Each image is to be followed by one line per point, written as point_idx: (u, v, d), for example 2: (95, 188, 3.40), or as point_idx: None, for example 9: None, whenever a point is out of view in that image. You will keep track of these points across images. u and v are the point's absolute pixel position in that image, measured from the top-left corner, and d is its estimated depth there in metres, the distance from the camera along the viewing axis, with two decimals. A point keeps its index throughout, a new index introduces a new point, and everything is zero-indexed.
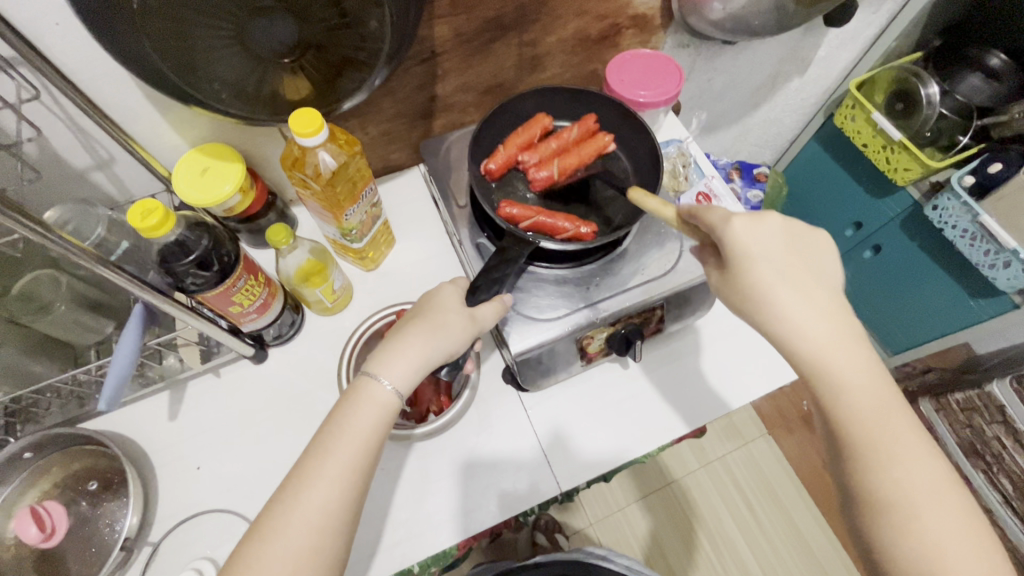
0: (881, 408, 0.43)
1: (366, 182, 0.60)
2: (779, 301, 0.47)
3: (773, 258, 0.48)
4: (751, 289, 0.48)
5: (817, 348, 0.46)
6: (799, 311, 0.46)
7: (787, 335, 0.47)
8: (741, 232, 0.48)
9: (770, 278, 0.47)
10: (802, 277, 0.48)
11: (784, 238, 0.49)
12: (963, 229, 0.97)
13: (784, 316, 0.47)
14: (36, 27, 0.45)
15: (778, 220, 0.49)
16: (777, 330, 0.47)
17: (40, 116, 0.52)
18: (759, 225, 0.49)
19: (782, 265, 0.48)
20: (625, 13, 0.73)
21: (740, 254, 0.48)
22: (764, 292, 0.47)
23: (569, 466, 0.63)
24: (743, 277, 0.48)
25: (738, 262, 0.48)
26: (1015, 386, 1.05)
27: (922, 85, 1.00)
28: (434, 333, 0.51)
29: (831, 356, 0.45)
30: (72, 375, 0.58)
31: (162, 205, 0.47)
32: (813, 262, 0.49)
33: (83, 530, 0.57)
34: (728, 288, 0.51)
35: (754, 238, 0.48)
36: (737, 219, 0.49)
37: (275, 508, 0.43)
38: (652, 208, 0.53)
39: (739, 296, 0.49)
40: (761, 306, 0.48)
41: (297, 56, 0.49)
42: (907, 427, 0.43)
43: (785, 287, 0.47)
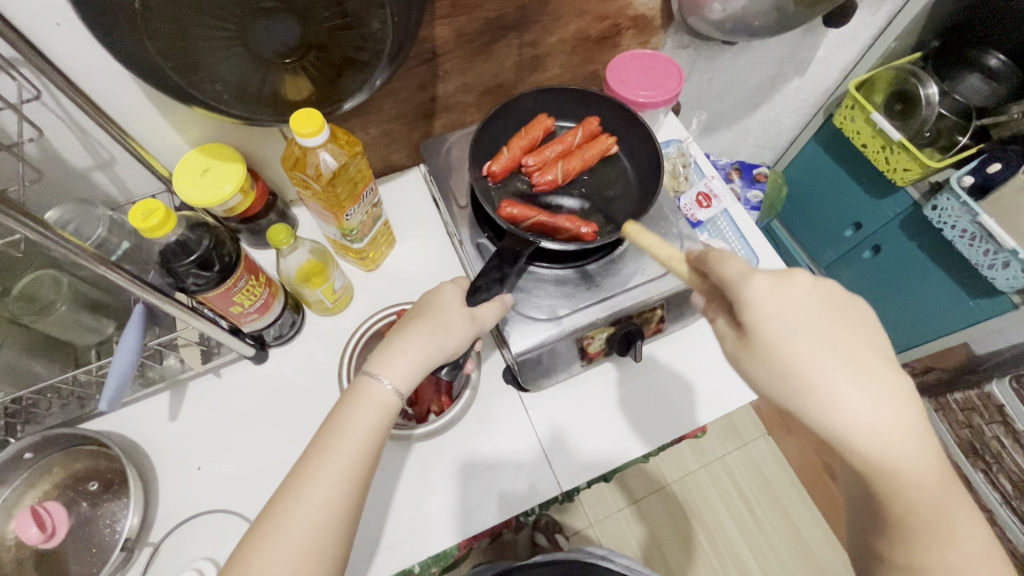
0: (938, 488, 0.39)
1: (366, 182, 0.61)
2: (837, 391, 0.37)
3: (817, 332, 0.38)
4: (797, 376, 0.38)
5: (884, 446, 0.37)
6: (862, 404, 0.37)
7: (848, 435, 0.37)
8: (771, 301, 0.39)
9: (816, 362, 0.37)
10: (852, 351, 0.38)
11: (819, 301, 0.40)
12: (963, 229, 0.97)
13: (846, 412, 0.37)
14: (38, 27, 0.45)
15: (807, 278, 0.40)
16: (835, 428, 0.37)
17: (41, 116, 0.52)
18: (787, 286, 0.39)
19: (828, 340, 0.38)
20: (625, 13, 0.73)
21: (776, 331, 0.38)
22: (815, 382, 0.37)
23: (569, 467, 0.63)
24: (781, 359, 0.38)
25: (775, 339, 0.39)
26: (1014, 387, 1.05)
27: (920, 86, 1.01)
28: (434, 332, 0.51)
29: (898, 452, 0.37)
30: (73, 375, 0.58)
31: (164, 205, 0.47)
32: (858, 329, 0.39)
33: (84, 531, 0.57)
34: (759, 367, 0.40)
35: (786, 306, 0.39)
36: (758, 276, 0.40)
37: (276, 507, 0.43)
38: (651, 249, 0.46)
39: (778, 383, 0.39)
40: (818, 400, 0.37)
41: (299, 56, 0.49)
42: (949, 490, 0.41)
43: (838, 369, 0.37)
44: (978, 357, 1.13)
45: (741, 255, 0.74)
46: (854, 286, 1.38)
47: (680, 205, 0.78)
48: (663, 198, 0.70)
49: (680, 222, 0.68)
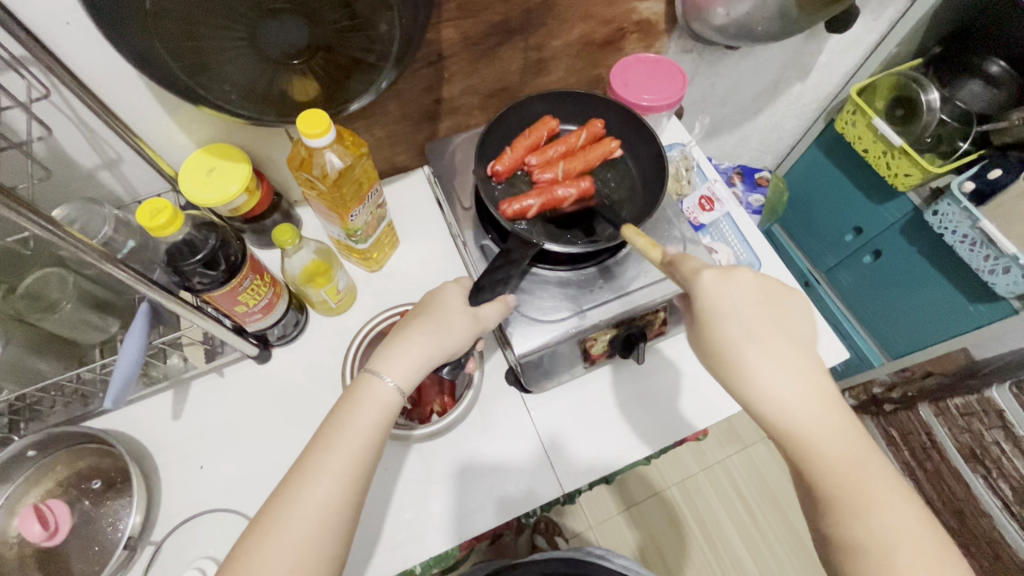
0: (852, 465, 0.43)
1: (372, 183, 0.61)
2: (747, 359, 0.46)
3: (738, 314, 0.47)
4: (718, 346, 0.48)
5: (785, 407, 0.45)
6: (765, 370, 0.46)
7: (752, 394, 0.46)
8: (711, 287, 0.48)
9: (734, 335, 0.47)
10: (770, 333, 0.47)
11: (754, 293, 0.48)
12: (963, 235, 0.98)
13: (752, 374, 0.46)
14: (48, 26, 0.46)
15: (749, 277, 0.49)
16: (743, 388, 0.46)
17: (50, 115, 0.53)
18: (728, 281, 0.49)
19: (749, 322, 0.47)
20: (630, 18, 0.73)
21: (707, 310, 0.49)
22: (732, 353, 0.47)
23: (570, 468, 0.63)
24: (712, 337, 0.48)
25: (705, 318, 0.49)
26: (1014, 392, 1.05)
27: (922, 92, 1.03)
28: (438, 332, 0.51)
29: (796, 411, 0.44)
30: (77, 374, 0.58)
31: (171, 203, 0.47)
32: (785, 322, 0.48)
33: (87, 530, 0.57)
34: (700, 346, 0.51)
35: (724, 294, 0.48)
36: (707, 272, 0.49)
37: (278, 502, 0.43)
38: (640, 245, 0.54)
39: (709, 354, 0.49)
40: (730, 365, 0.47)
41: (306, 58, 0.50)
42: (879, 473, 0.43)
43: (749, 343, 0.47)
44: (977, 362, 1.12)
45: (744, 258, 0.74)
46: (854, 291, 1.38)
47: (683, 209, 0.78)
48: (667, 202, 0.70)
49: (684, 225, 0.68)
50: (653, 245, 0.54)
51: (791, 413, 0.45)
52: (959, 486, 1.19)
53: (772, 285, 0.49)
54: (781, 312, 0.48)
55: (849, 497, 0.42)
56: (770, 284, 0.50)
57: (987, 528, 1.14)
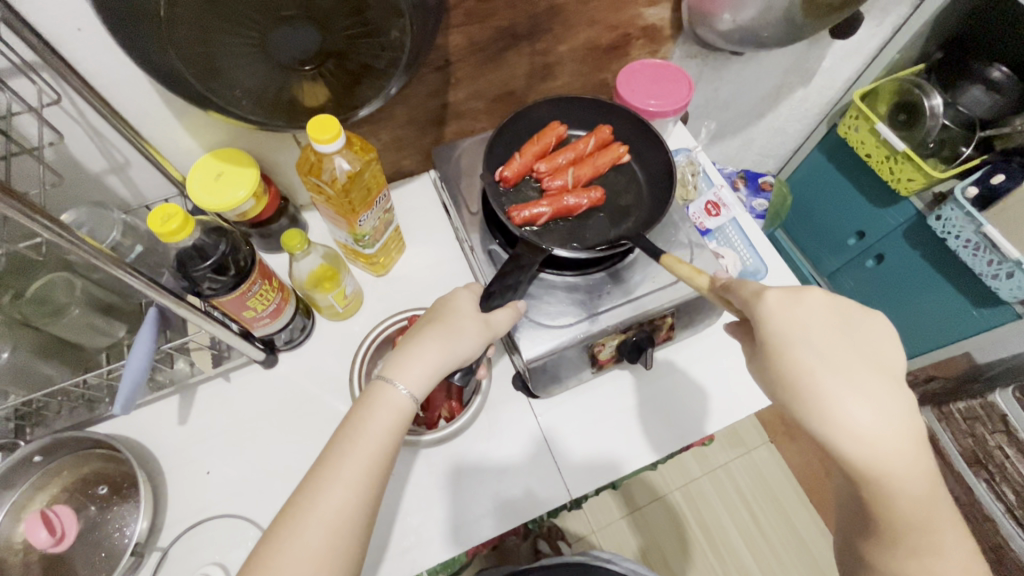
0: (925, 500, 0.42)
1: (380, 189, 0.61)
2: (835, 398, 0.41)
3: (818, 344, 0.43)
4: (795, 379, 0.43)
5: (879, 453, 0.41)
6: (855, 410, 0.41)
7: (837, 435, 0.42)
8: (781, 313, 0.45)
9: (813, 365, 0.43)
10: (854, 364, 0.42)
11: (828, 319, 0.44)
12: (966, 240, 0.98)
13: (838, 413, 0.41)
14: (59, 32, 0.46)
15: (820, 299, 0.45)
16: (827, 428, 0.42)
17: (59, 120, 0.53)
18: (798, 305, 0.45)
19: (829, 352, 0.43)
20: (635, 23, 0.74)
21: (782, 338, 0.44)
22: (812, 386, 0.42)
23: (577, 473, 0.63)
24: (785, 368, 0.44)
25: (778, 346, 0.44)
26: (1017, 396, 1.06)
27: (925, 97, 1.04)
28: (449, 339, 0.51)
29: (889, 457, 0.41)
30: (84, 379, 0.58)
31: (182, 208, 0.47)
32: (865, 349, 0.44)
33: (92, 536, 0.56)
34: (765, 373, 0.46)
35: (797, 321, 0.44)
36: (771, 293, 0.46)
37: (292, 511, 0.43)
38: (684, 274, 0.52)
39: (780, 385, 0.44)
40: (813, 401, 0.42)
41: (317, 63, 0.49)
42: (942, 510, 0.43)
43: (836, 378, 0.42)
44: (979, 366, 1.13)
45: (749, 263, 0.74)
46: (856, 295, 1.39)
47: (688, 213, 0.78)
48: (673, 207, 0.70)
49: (690, 229, 0.68)
50: (699, 273, 0.52)
51: (883, 458, 0.41)
52: (961, 492, 1.18)
53: (845, 309, 0.45)
54: (858, 338, 0.44)
55: (912, 535, 0.42)
56: (842, 307, 0.46)
57: (988, 534, 1.13)
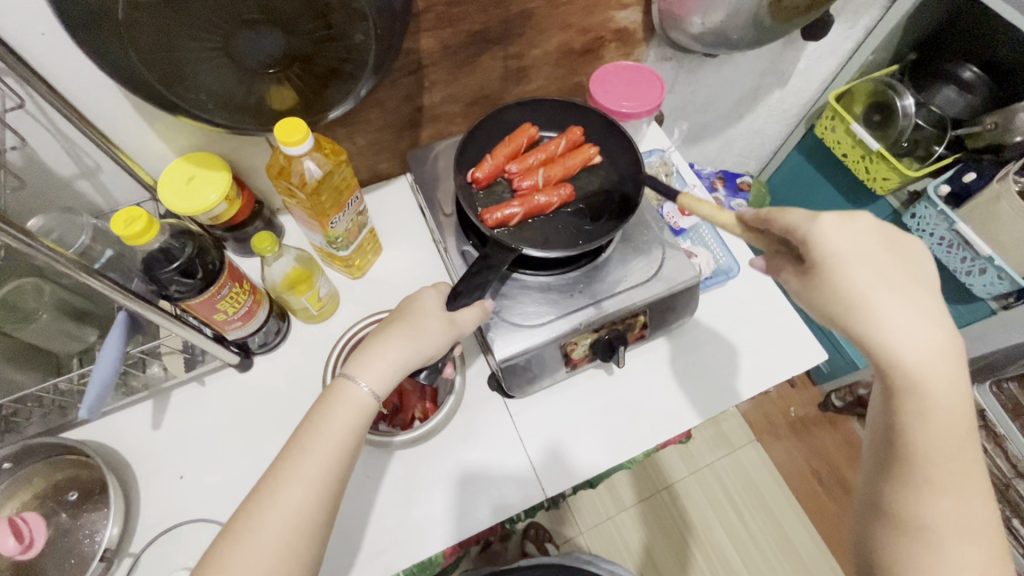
0: (957, 438, 0.39)
1: (351, 191, 0.61)
2: (884, 313, 0.39)
3: (873, 264, 0.40)
4: (849, 295, 0.40)
5: (927, 376, 0.38)
6: (907, 327, 0.38)
7: (886, 352, 0.39)
8: (835, 232, 0.41)
9: (863, 283, 0.39)
10: (907, 283, 0.40)
11: (881, 243, 0.41)
12: (940, 237, 1.00)
13: (885, 329, 0.39)
14: (23, 37, 0.46)
15: (872, 222, 0.41)
16: (876, 344, 0.39)
17: (26, 125, 0.53)
18: (852, 226, 0.41)
19: (883, 271, 0.40)
20: (608, 27, 0.75)
21: (834, 256, 0.40)
22: (863, 301, 0.39)
23: (554, 472, 0.63)
24: (834, 284, 0.40)
25: (828, 264, 0.41)
26: (994, 391, 1.09)
27: (898, 97, 1.04)
28: (414, 338, 0.51)
29: (933, 381, 0.38)
30: (55, 384, 0.58)
31: (147, 212, 0.47)
32: (918, 272, 0.41)
33: (62, 543, 0.56)
34: (809, 294, 0.43)
35: (851, 240, 0.40)
36: (825, 215, 0.41)
37: (249, 510, 0.43)
38: (705, 213, 0.48)
39: (828, 300, 0.41)
40: (865, 316, 0.39)
41: (282, 67, 0.50)
42: (971, 458, 0.40)
43: (888, 293, 0.39)
44: None
45: (723, 263, 0.76)
46: None
47: (663, 214, 0.79)
48: (645, 207, 0.71)
49: (662, 230, 0.69)
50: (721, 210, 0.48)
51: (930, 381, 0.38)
52: None
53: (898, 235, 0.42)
54: (912, 263, 0.41)
55: (938, 480, 0.39)
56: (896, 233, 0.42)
57: None
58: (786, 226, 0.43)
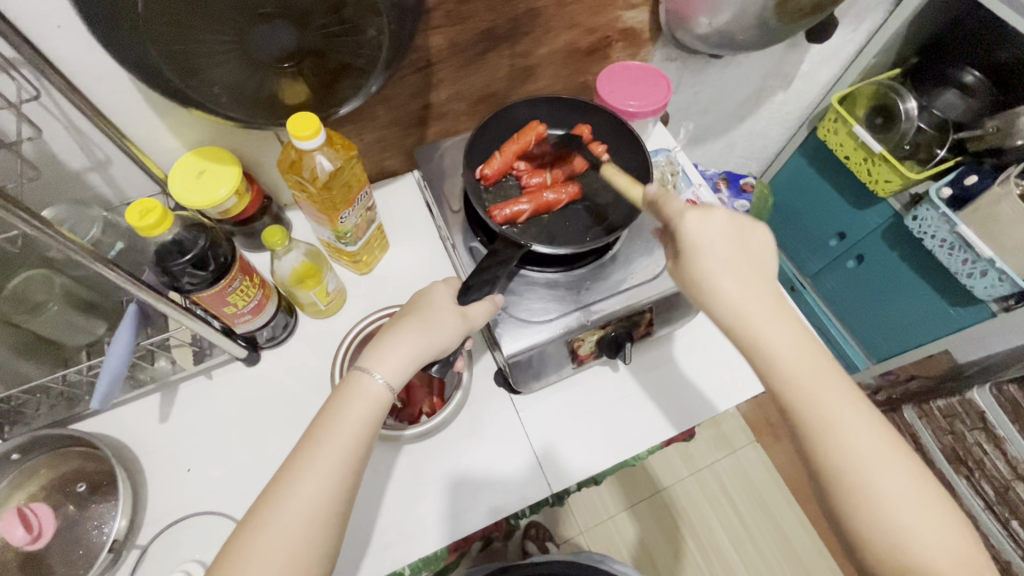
0: (818, 381, 0.47)
1: (361, 186, 0.62)
2: (727, 291, 0.50)
3: (718, 251, 0.50)
4: (699, 278, 0.51)
5: (764, 334, 0.48)
6: (741, 299, 0.49)
7: (727, 319, 0.50)
8: (692, 226, 0.51)
9: (711, 268, 0.50)
10: (743, 263, 0.51)
11: (726, 231, 0.51)
12: (942, 239, 1.00)
13: (729, 303, 0.50)
14: (38, 29, 0.46)
15: (726, 217, 0.52)
16: (720, 314, 0.50)
17: (40, 116, 0.53)
18: (708, 221, 0.51)
19: (727, 256, 0.50)
20: (614, 26, 0.75)
21: (689, 247, 0.51)
22: (709, 282, 0.50)
23: (560, 468, 0.63)
24: (691, 274, 0.52)
25: (687, 255, 0.52)
26: (995, 394, 1.09)
27: (901, 100, 1.06)
28: (425, 331, 0.51)
29: (767, 335, 0.48)
30: (64, 375, 0.58)
31: (162, 204, 0.47)
32: (751, 253, 0.52)
33: (70, 534, 0.56)
34: (681, 285, 0.54)
35: (703, 233, 0.51)
36: (688, 212, 0.52)
37: (266, 501, 0.43)
38: (620, 184, 0.57)
39: (688, 285, 0.52)
40: (708, 293, 0.50)
41: (297, 61, 0.50)
42: (842, 394, 0.46)
43: (728, 275, 0.50)
44: (960, 366, 1.14)
45: None
46: (839, 296, 1.40)
47: None
48: (652, 206, 0.71)
49: None
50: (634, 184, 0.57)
51: (761, 337, 0.48)
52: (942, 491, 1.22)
53: (744, 222, 0.52)
54: (750, 247, 0.52)
55: (816, 423, 0.46)
56: (742, 221, 0.52)
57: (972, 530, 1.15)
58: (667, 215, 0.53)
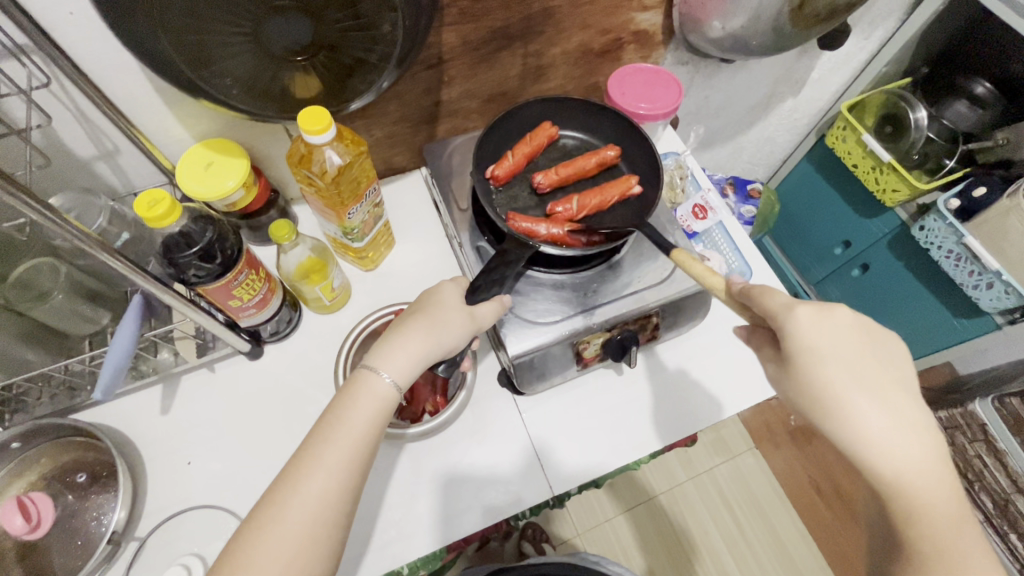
0: (957, 533, 0.40)
1: (369, 183, 0.61)
2: (859, 413, 0.41)
3: (850, 362, 0.42)
4: (822, 394, 0.42)
5: (904, 473, 0.40)
6: (884, 429, 0.41)
7: (858, 450, 0.41)
8: (808, 328, 0.43)
9: (841, 382, 0.42)
10: (879, 378, 0.42)
11: (857, 335, 0.43)
12: (949, 250, 0.99)
13: (861, 428, 0.41)
14: (50, 16, 0.46)
15: (848, 315, 0.44)
16: (850, 441, 0.42)
17: (49, 104, 0.53)
18: (828, 321, 0.43)
19: (858, 369, 0.42)
20: (628, 28, 0.75)
21: (810, 353, 0.43)
22: (837, 399, 0.42)
23: (561, 471, 0.63)
24: (811, 383, 0.43)
25: (804, 361, 0.43)
26: (996, 406, 1.10)
27: (911, 110, 1.05)
28: (433, 330, 0.51)
29: (914, 478, 0.40)
30: (67, 364, 0.58)
31: (169, 195, 0.47)
32: (889, 361, 0.43)
33: (68, 524, 0.56)
34: (788, 385, 0.46)
35: (827, 337, 0.43)
36: (802, 308, 0.44)
37: (271, 498, 0.43)
38: (697, 272, 0.50)
39: (805, 396, 0.44)
40: (836, 414, 0.42)
41: (310, 55, 0.50)
42: (980, 551, 0.40)
43: (864, 395, 0.41)
44: (961, 377, 1.16)
45: (734, 267, 0.75)
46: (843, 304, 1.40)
47: (676, 216, 0.79)
48: (660, 210, 0.71)
49: (677, 232, 0.69)
50: (712, 272, 0.51)
51: (902, 477, 0.40)
52: None
53: (872, 323, 0.44)
54: (886, 353, 0.43)
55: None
56: (870, 321, 0.44)
57: None
58: (769, 309, 0.45)
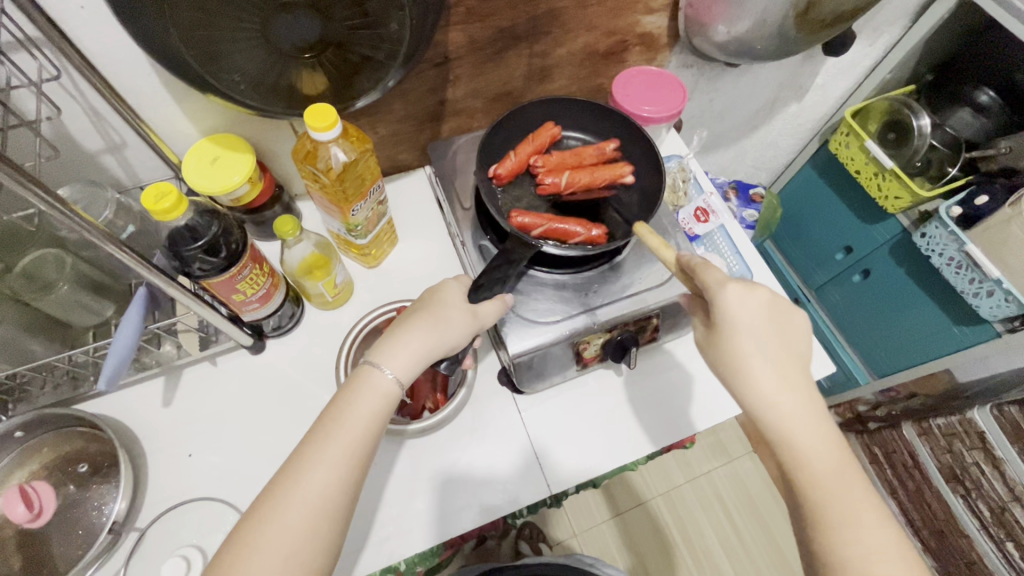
0: (835, 475, 0.45)
1: (374, 180, 0.62)
2: (753, 369, 0.49)
3: (754, 328, 0.50)
4: (730, 353, 0.50)
5: (786, 420, 0.47)
6: (771, 382, 0.48)
7: (752, 401, 0.49)
8: (730, 297, 0.51)
9: (744, 344, 0.50)
10: (777, 345, 0.50)
11: (767, 309, 0.51)
12: (949, 257, 1.00)
13: (754, 381, 0.49)
14: (62, 10, 0.46)
15: (767, 294, 0.51)
16: (746, 393, 0.49)
17: (59, 96, 0.53)
18: (749, 294, 0.51)
19: (761, 335, 0.50)
20: (633, 30, 0.75)
21: (725, 319, 0.51)
22: (739, 357, 0.50)
23: (559, 471, 0.63)
24: (722, 345, 0.51)
25: (721, 327, 0.51)
26: (996, 414, 1.08)
27: (913, 117, 1.05)
28: (437, 327, 0.51)
29: (793, 423, 0.47)
30: (71, 355, 0.58)
31: (176, 187, 0.47)
32: (790, 335, 0.51)
33: (69, 514, 0.56)
34: (710, 351, 0.54)
35: (740, 304, 0.50)
36: (731, 285, 0.51)
37: (273, 490, 0.43)
38: (652, 244, 0.57)
39: (719, 358, 0.52)
40: (738, 371, 0.50)
41: (318, 52, 0.51)
42: (858, 492, 0.45)
43: (760, 356, 0.49)
44: (960, 385, 1.12)
45: (736, 270, 0.75)
46: (843, 309, 1.41)
47: (678, 219, 0.80)
48: (662, 212, 0.71)
49: (679, 235, 0.69)
50: (666, 245, 0.57)
51: (788, 426, 0.47)
52: (940, 508, 1.23)
53: (785, 306, 0.52)
54: (788, 330, 0.51)
55: (823, 512, 0.44)
56: (784, 304, 0.52)
57: (965, 549, 1.18)
58: (703, 282, 0.53)
